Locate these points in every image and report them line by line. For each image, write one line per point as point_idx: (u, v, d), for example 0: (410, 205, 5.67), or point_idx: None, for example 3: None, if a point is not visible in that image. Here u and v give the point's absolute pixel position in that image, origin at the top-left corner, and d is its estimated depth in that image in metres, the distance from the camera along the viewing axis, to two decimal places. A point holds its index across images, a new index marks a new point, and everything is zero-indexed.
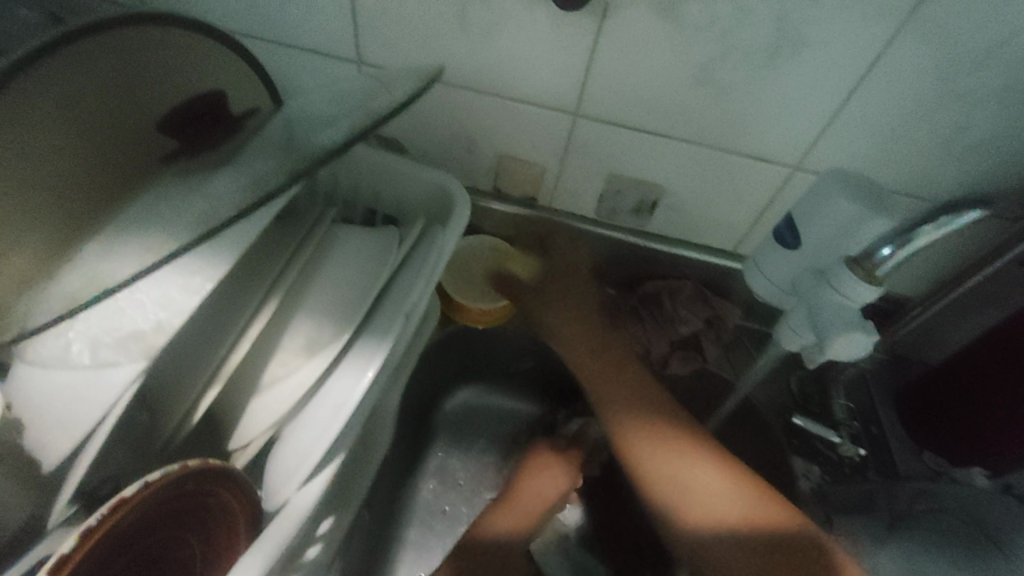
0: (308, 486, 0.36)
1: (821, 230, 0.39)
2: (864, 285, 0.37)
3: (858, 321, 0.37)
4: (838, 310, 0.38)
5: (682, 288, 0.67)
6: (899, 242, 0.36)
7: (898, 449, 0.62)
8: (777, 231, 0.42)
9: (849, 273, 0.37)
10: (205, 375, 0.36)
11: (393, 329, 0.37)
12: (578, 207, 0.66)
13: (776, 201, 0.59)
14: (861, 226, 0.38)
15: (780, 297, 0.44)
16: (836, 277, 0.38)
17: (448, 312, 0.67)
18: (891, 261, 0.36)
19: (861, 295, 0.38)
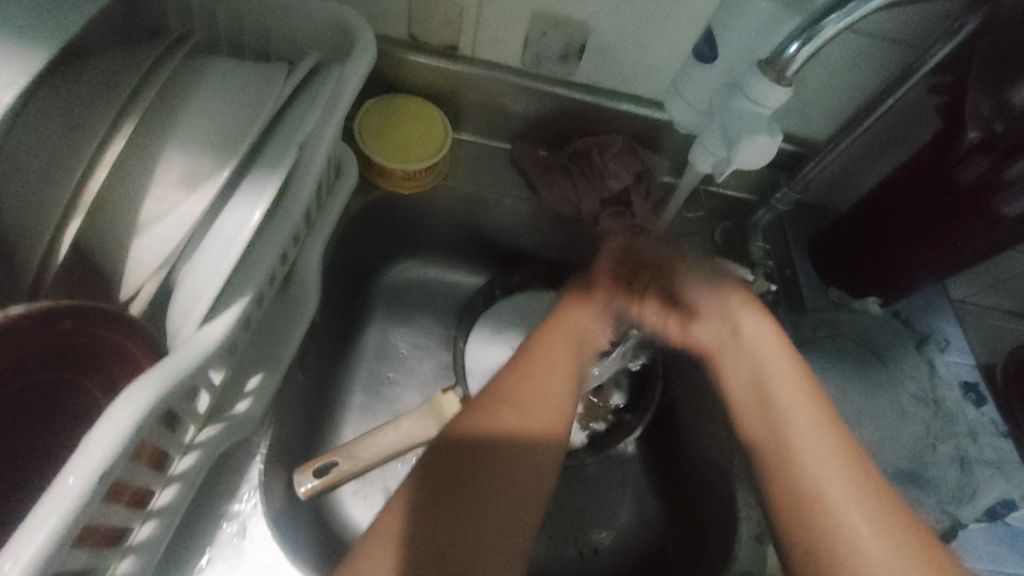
0: (212, 324, 0.34)
1: (735, 37, 0.39)
2: (773, 88, 0.36)
3: (764, 127, 0.38)
4: (746, 116, 0.38)
5: (612, 143, 0.65)
6: (806, 35, 0.33)
7: (807, 287, 0.67)
8: (695, 47, 0.41)
9: (759, 76, 0.36)
10: (57, 205, 0.32)
11: (284, 162, 0.35)
12: (502, 57, 0.61)
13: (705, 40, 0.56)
14: (776, 26, 0.38)
15: (697, 121, 0.44)
16: (748, 82, 0.37)
17: (370, 178, 0.63)
18: (798, 58, 0.34)
19: (768, 98, 0.36)
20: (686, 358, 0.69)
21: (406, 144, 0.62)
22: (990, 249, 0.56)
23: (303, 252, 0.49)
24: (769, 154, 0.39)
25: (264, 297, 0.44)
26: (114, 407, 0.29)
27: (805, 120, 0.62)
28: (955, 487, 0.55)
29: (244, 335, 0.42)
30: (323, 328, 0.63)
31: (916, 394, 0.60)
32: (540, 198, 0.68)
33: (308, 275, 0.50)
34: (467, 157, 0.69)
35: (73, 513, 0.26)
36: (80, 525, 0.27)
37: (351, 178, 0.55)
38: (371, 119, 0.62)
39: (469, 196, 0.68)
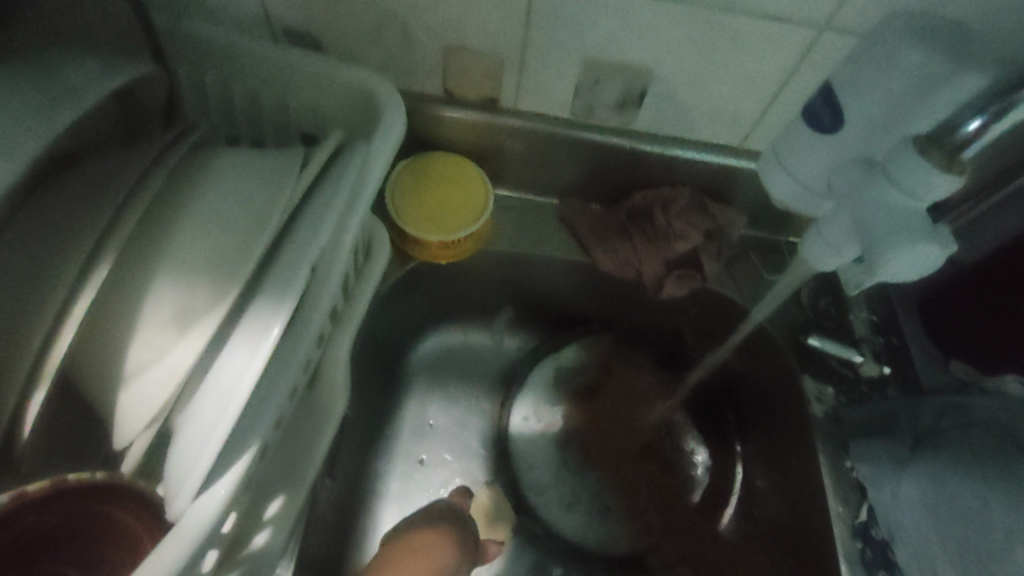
0: (210, 490, 0.28)
1: (868, 105, 0.31)
2: (940, 176, 0.27)
3: (920, 230, 0.27)
4: (888, 208, 0.29)
5: (677, 197, 0.57)
6: (992, 108, 0.25)
7: (920, 359, 0.55)
8: (810, 107, 0.33)
9: (919, 157, 0.27)
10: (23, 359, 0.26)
11: (296, 285, 0.29)
12: (547, 109, 0.54)
13: (797, 79, 0.46)
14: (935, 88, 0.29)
15: (802, 198, 0.35)
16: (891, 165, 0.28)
17: (405, 248, 0.56)
18: (978, 141, 0.26)
19: (930, 188, 0.27)
20: (775, 437, 0.59)
21: (443, 210, 0.55)
22: None
23: (329, 353, 0.43)
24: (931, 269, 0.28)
25: (284, 418, 0.38)
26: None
27: None
28: None
29: (261, 466, 0.36)
30: (357, 413, 0.58)
31: None
32: (592, 260, 0.59)
33: (336, 377, 0.44)
34: (510, 216, 0.62)
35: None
36: None
37: (381, 258, 0.49)
38: (404, 182, 0.56)
39: (513, 258, 0.61)
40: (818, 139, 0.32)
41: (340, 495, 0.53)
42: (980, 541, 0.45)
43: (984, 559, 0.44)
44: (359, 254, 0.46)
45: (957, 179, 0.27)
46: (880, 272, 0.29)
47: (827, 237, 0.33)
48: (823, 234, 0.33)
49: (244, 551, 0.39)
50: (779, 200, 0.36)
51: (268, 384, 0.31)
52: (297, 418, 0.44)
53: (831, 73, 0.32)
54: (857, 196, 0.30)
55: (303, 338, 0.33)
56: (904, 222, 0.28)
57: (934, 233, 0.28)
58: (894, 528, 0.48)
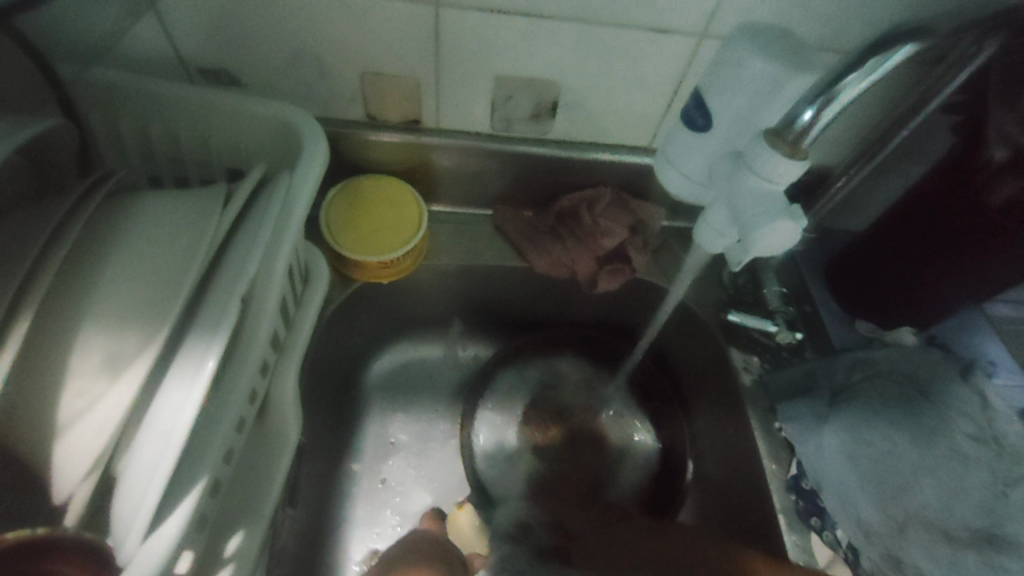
0: (160, 529, 0.29)
1: (730, 104, 0.35)
2: (788, 161, 0.32)
3: (779, 208, 0.32)
4: (755, 193, 0.33)
5: (600, 196, 0.61)
6: (820, 102, 0.31)
7: (831, 322, 0.62)
8: (685, 112, 0.37)
9: (769, 148, 0.32)
10: None
11: (227, 318, 0.30)
12: (469, 125, 0.56)
13: (689, 81, 0.51)
14: (782, 88, 0.34)
15: (696, 191, 0.40)
16: (753, 157, 0.33)
17: (345, 271, 0.57)
18: (813, 128, 0.32)
19: (781, 172, 0.32)
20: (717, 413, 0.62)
21: (379, 230, 0.57)
22: None
23: (275, 383, 0.44)
24: (790, 242, 0.32)
25: (233, 451, 0.38)
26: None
27: None
28: None
29: (213, 502, 0.37)
30: (314, 440, 0.58)
31: (969, 435, 0.51)
32: (529, 263, 0.62)
33: (285, 406, 0.44)
34: (447, 228, 0.64)
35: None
36: None
37: (320, 284, 0.49)
38: (337, 207, 0.57)
39: (454, 269, 0.63)
40: (695, 137, 0.37)
41: (304, 522, 0.53)
42: (892, 475, 0.50)
43: (897, 490, 0.50)
44: (297, 281, 0.47)
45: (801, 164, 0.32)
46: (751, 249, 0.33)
47: (711, 222, 0.37)
48: (710, 220, 0.37)
49: None
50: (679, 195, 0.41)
51: (212, 418, 0.32)
52: (249, 451, 0.44)
53: (698, 83, 0.37)
54: (729, 184, 0.35)
55: (243, 368, 0.34)
56: (765, 202, 0.32)
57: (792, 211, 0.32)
58: (818, 472, 0.52)
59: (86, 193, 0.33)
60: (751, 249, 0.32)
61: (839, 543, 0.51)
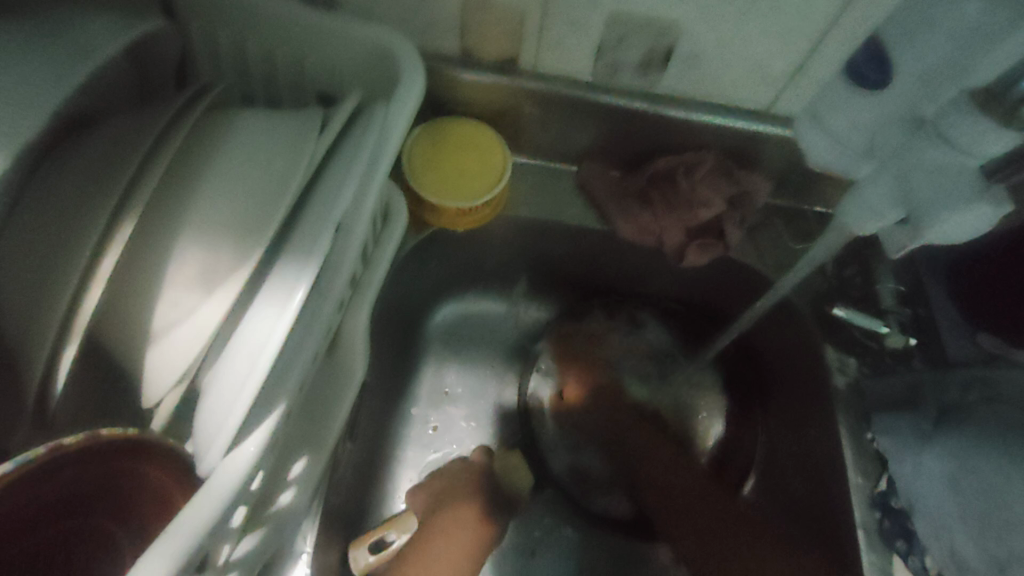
0: (240, 447, 0.29)
1: (919, 61, 0.31)
2: (992, 133, 0.29)
3: (969, 190, 0.31)
4: (940, 169, 0.31)
5: (701, 162, 0.55)
6: None
7: (949, 329, 0.52)
8: (854, 67, 0.33)
9: (974, 116, 0.29)
10: (55, 323, 0.27)
11: (320, 245, 0.29)
12: (569, 69, 0.52)
13: (835, 35, 0.43)
14: (998, 42, 0.29)
15: (844, 161, 0.37)
16: (948, 126, 0.30)
17: (422, 214, 0.55)
18: None
19: (981, 146, 0.30)
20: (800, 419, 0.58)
21: (461, 175, 0.54)
22: None
23: (348, 319, 0.43)
24: (976, 229, 0.32)
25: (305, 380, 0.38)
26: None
27: None
28: None
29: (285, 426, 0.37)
30: (376, 379, 0.58)
31: None
32: (612, 227, 0.58)
33: (355, 342, 0.44)
34: (528, 181, 0.61)
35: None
36: None
37: (400, 224, 0.48)
38: (421, 146, 0.54)
39: (531, 225, 0.60)
40: (865, 98, 0.33)
41: (360, 456, 0.54)
42: (1002, 513, 0.43)
43: (1005, 529, 0.43)
44: (377, 218, 0.45)
45: (1009, 136, 0.29)
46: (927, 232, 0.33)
47: (869, 199, 0.35)
48: (867, 195, 0.35)
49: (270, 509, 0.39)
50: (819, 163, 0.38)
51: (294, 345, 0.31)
52: (317, 382, 0.44)
53: (878, 33, 0.33)
54: (907, 159, 0.33)
55: (326, 299, 0.33)
56: (956, 185, 0.31)
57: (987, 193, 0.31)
58: (910, 494, 0.47)
59: (188, 103, 0.32)
60: (928, 231, 0.32)
61: (925, 570, 0.47)
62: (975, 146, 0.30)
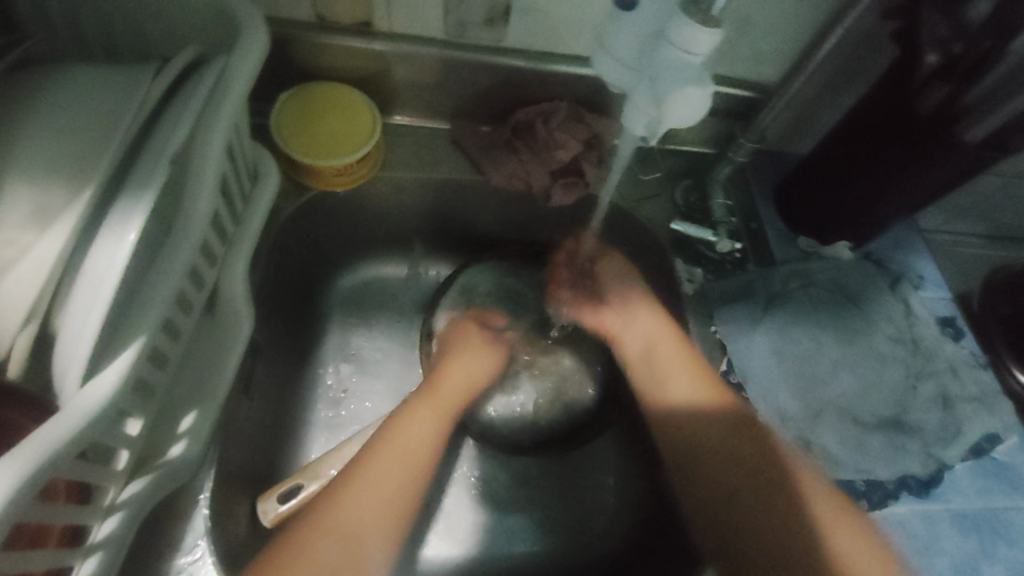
0: (98, 378, 0.30)
1: None
2: (701, 30, 0.34)
3: (692, 76, 0.36)
4: (676, 66, 0.36)
5: (556, 110, 0.61)
6: None
7: (775, 237, 0.64)
8: None
9: (686, 17, 0.34)
10: None
11: (156, 178, 0.31)
12: (421, 29, 0.55)
13: None
14: None
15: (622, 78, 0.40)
16: (673, 27, 0.35)
17: (298, 178, 0.57)
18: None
19: (700, 43, 0.35)
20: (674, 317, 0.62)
21: (330, 137, 0.56)
22: (955, 178, 0.52)
23: (224, 275, 0.45)
24: (698, 109, 0.38)
25: (176, 329, 0.39)
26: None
27: (757, 59, 0.58)
28: (939, 429, 0.53)
29: (161, 373, 0.38)
30: (271, 345, 0.59)
31: (890, 337, 0.58)
32: (485, 177, 0.63)
33: (234, 297, 0.45)
34: (402, 141, 0.64)
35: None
36: None
37: (269, 184, 0.50)
38: (288, 110, 0.56)
39: (409, 182, 0.63)
40: (624, 15, 0.37)
41: (258, 416, 0.55)
42: (816, 368, 0.55)
43: (818, 381, 0.54)
44: (242, 177, 0.47)
45: (714, 31, 0.34)
46: (667, 116, 0.39)
47: (636, 103, 0.39)
48: (634, 99, 0.39)
49: (159, 460, 0.40)
50: (607, 82, 0.41)
51: (148, 285, 0.32)
52: (200, 340, 0.45)
53: None
54: (650, 65, 0.37)
55: (184, 240, 0.34)
56: (682, 73, 0.36)
57: (700, 80, 0.37)
58: (746, 369, 0.55)
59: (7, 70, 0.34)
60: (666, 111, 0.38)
61: None
62: (693, 43, 0.35)
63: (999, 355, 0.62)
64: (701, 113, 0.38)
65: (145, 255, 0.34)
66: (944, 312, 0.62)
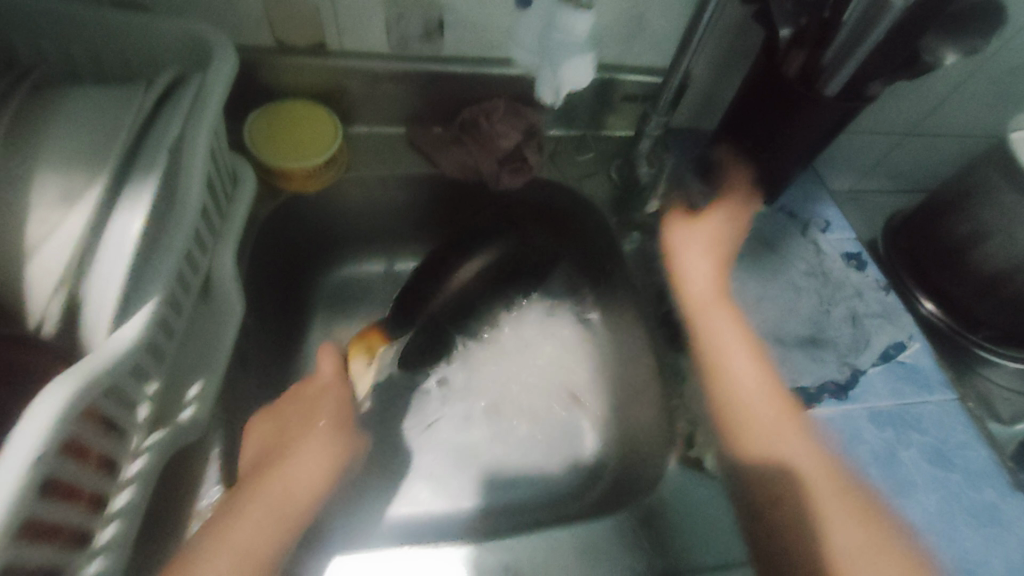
0: (119, 333, 0.35)
1: None
2: (577, 15, 0.41)
3: (578, 46, 0.43)
4: (564, 44, 0.42)
5: (495, 107, 0.68)
6: None
7: None
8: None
9: (570, 11, 0.40)
10: None
11: (158, 166, 0.37)
12: (370, 47, 0.62)
13: None
14: None
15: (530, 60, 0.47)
16: (557, 16, 0.41)
17: (272, 184, 0.64)
18: None
19: (580, 26, 0.41)
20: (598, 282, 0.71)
21: (299, 144, 0.63)
22: (833, 130, 0.60)
23: (212, 263, 0.50)
24: (589, 76, 0.44)
25: (178, 307, 0.45)
26: (28, 416, 0.29)
27: (659, 48, 0.66)
28: (851, 341, 0.63)
29: (168, 344, 0.43)
30: (262, 338, 0.66)
31: (803, 270, 0.68)
32: (440, 170, 0.70)
33: (225, 284, 0.51)
34: (363, 148, 0.71)
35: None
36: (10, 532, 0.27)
37: (248, 187, 0.56)
38: (258, 123, 0.63)
39: (375, 183, 0.71)
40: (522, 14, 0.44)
41: (254, 398, 0.61)
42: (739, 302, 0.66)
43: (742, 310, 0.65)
44: (224, 180, 0.53)
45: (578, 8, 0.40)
46: (562, 79, 0.44)
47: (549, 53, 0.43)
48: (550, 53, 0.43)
49: (170, 422, 0.46)
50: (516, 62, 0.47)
51: (155, 255, 0.38)
52: (196, 326, 0.51)
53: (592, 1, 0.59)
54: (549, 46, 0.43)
55: (181, 223, 0.40)
56: (570, 45, 0.42)
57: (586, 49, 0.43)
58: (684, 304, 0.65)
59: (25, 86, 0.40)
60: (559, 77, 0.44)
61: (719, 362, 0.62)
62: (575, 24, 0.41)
63: (909, 287, 0.74)
64: (592, 78, 0.44)
65: (152, 234, 0.39)
66: (851, 247, 0.71)
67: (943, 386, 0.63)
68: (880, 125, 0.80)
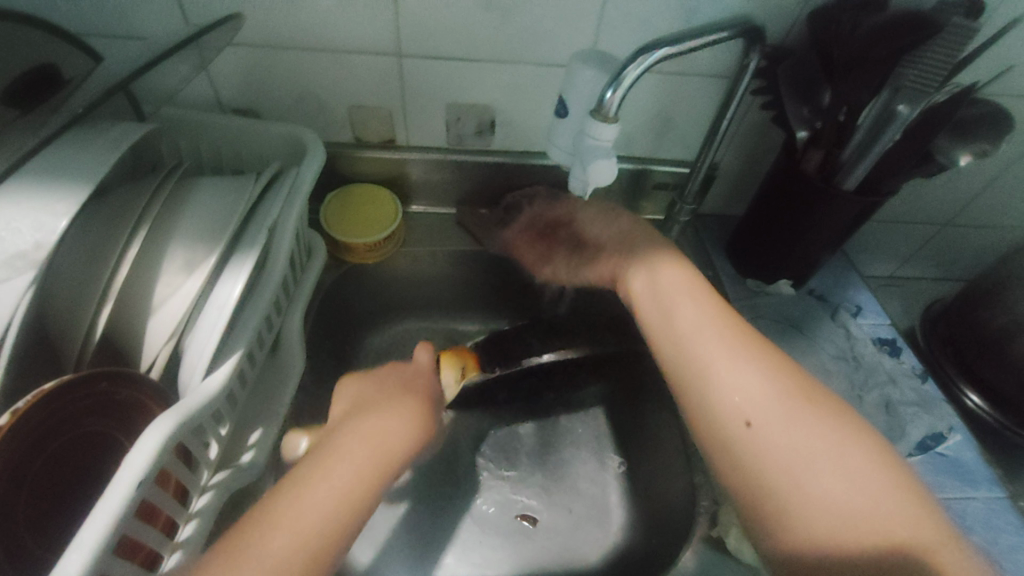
0: (211, 376, 0.42)
1: (579, 97, 0.50)
2: (604, 125, 0.47)
3: (605, 151, 0.48)
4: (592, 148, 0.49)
5: (536, 193, 0.76)
6: (614, 85, 0.46)
7: (728, 281, 0.77)
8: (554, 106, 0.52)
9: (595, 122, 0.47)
10: (96, 296, 0.42)
11: (256, 243, 0.46)
12: (431, 142, 0.73)
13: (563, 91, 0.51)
14: (594, 87, 0.50)
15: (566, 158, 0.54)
16: (588, 126, 0.48)
17: (339, 254, 0.73)
18: (615, 98, 0.46)
19: (606, 134, 0.47)
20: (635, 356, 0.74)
21: (365, 221, 0.73)
22: (853, 220, 0.64)
23: (284, 322, 0.58)
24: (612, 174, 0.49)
25: (254, 359, 0.52)
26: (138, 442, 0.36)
27: (686, 145, 0.73)
28: (886, 429, 0.62)
29: (241, 391, 0.50)
30: (316, 391, 0.72)
31: (833, 354, 0.69)
32: (484, 246, 0.79)
33: (292, 341, 0.59)
34: (418, 224, 0.80)
35: (97, 546, 0.32)
36: (110, 542, 0.33)
37: (320, 257, 0.66)
38: (334, 203, 0.73)
39: (426, 256, 0.79)
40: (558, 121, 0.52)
41: None
42: None
43: None
44: (302, 251, 0.62)
45: (604, 120, 0.47)
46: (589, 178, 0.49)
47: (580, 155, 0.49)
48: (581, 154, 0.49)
49: (233, 462, 0.52)
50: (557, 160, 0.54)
51: (244, 314, 0.46)
52: (265, 376, 0.58)
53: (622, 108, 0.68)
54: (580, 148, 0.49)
55: (266, 289, 0.48)
56: (598, 148, 0.48)
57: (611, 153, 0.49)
58: None
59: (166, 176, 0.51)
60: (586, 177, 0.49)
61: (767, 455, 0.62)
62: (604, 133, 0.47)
63: (951, 378, 0.73)
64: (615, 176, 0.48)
65: (243, 298, 0.48)
66: (883, 333, 0.72)
67: (990, 484, 0.60)
68: (910, 215, 0.82)
